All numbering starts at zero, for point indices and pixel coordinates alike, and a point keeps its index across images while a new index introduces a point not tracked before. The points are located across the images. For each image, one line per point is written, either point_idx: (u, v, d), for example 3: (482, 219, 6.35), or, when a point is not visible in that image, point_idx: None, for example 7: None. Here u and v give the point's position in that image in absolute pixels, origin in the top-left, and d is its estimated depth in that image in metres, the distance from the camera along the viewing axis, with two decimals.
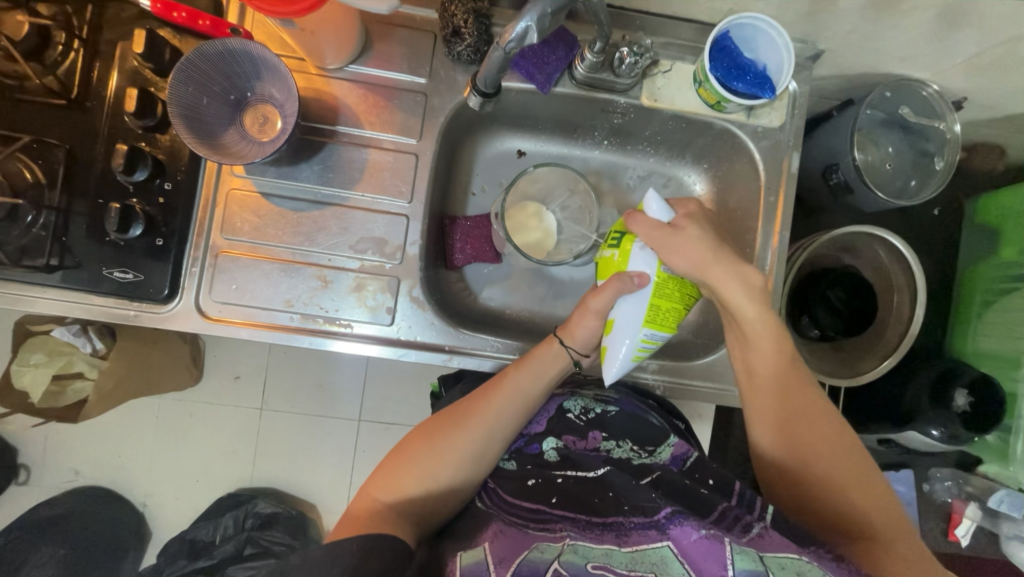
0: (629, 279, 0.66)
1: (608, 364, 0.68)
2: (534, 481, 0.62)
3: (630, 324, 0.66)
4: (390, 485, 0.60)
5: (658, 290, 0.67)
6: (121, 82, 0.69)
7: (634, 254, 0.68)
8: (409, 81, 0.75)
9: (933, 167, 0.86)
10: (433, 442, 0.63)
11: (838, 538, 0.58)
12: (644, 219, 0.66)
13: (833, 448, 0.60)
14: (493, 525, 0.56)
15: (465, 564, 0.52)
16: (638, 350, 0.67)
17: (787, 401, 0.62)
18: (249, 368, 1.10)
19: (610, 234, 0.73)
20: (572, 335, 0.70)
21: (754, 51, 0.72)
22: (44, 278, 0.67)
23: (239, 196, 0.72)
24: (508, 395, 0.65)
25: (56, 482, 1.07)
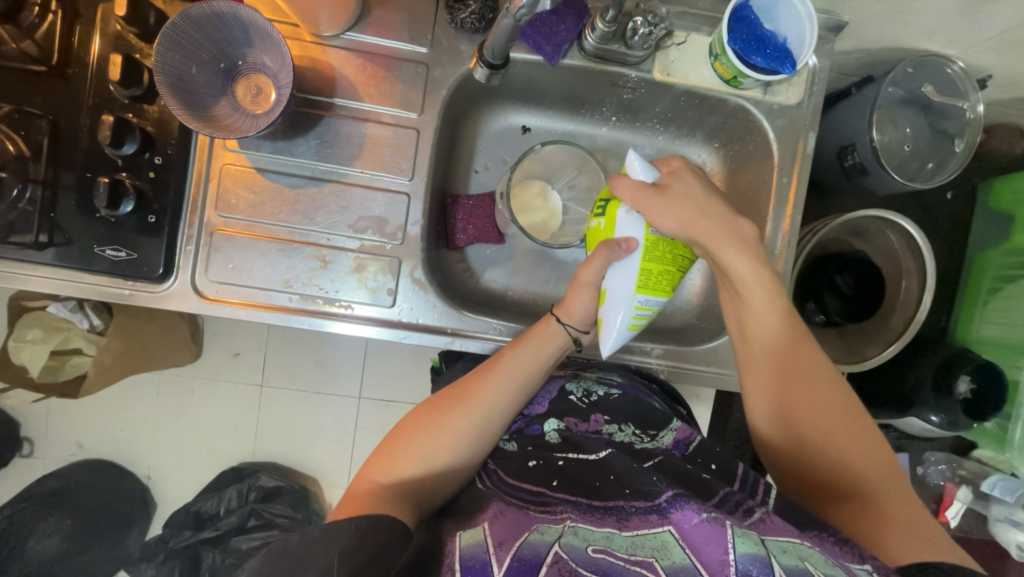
0: (617, 245, 0.64)
1: (604, 335, 0.66)
2: (535, 463, 0.62)
3: (623, 292, 0.64)
4: (389, 467, 0.60)
5: (648, 253, 0.64)
6: (103, 47, 0.65)
7: (620, 219, 0.66)
8: (409, 50, 0.71)
9: (952, 149, 0.83)
10: (432, 423, 0.62)
11: (835, 504, 0.56)
12: (628, 182, 0.64)
13: (830, 410, 0.58)
14: (494, 505, 0.56)
15: (464, 545, 0.50)
16: (634, 318, 0.65)
17: (783, 364, 0.60)
18: (248, 346, 1.09)
19: (597, 202, 0.71)
20: (569, 313, 0.69)
21: (775, 22, 0.68)
22: (34, 256, 0.65)
23: (234, 171, 0.69)
24: (507, 375, 0.64)
25: (58, 456, 1.07)
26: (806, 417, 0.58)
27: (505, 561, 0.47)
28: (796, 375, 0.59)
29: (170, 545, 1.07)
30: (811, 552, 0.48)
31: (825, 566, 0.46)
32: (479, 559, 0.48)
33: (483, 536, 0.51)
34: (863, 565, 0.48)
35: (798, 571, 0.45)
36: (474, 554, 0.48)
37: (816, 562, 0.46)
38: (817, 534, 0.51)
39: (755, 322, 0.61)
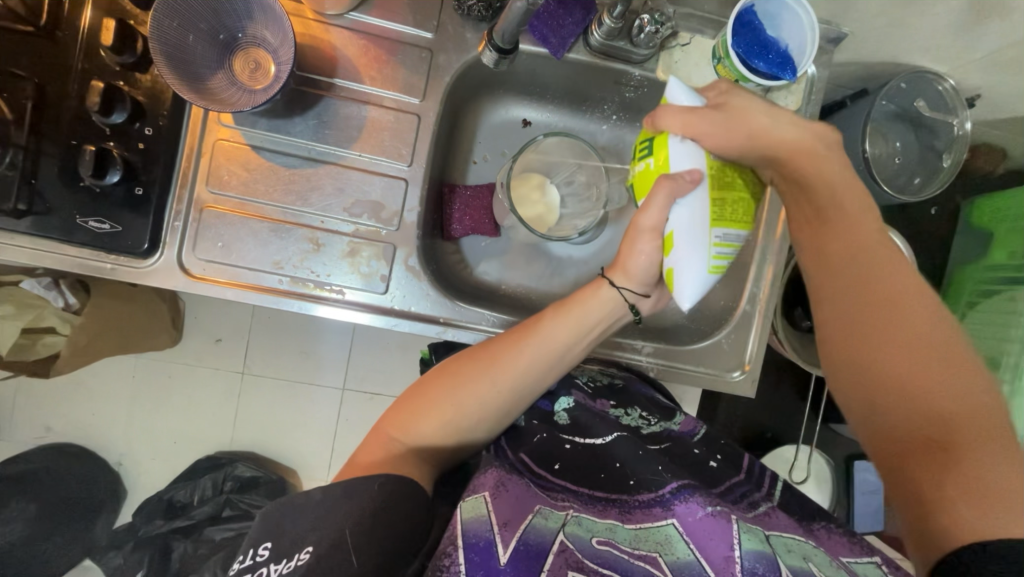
0: (681, 178, 0.56)
1: (680, 286, 0.58)
2: (539, 438, 0.63)
3: (693, 231, 0.56)
4: (407, 425, 0.60)
5: (716, 182, 0.56)
6: (96, 12, 0.63)
7: (674, 150, 0.57)
8: (414, 35, 0.71)
9: (940, 165, 0.86)
10: (458, 384, 0.61)
11: (907, 441, 0.48)
12: (674, 112, 0.56)
13: (924, 353, 0.50)
14: (493, 473, 0.53)
15: (467, 518, 0.48)
16: (714, 259, 0.56)
17: (865, 281, 0.55)
18: (231, 331, 1.07)
19: (639, 145, 0.62)
20: (624, 272, 0.64)
21: (778, 29, 0.69)
22: (11, 223, 0.63)
23: (227, 147, 0.68)
24: (542, 346, 0.63)
25: (26, 437, 1.03)
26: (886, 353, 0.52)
27: (511, 544, 0.46)
28: (883, 312, 0.53)
29: (140, 533, 1.04)
30: (814, 548, 0.50)
31: (828, 566, 0.47)
32: (485, 538, 0.46)
33: (487, 511, 0.49)
34: (870, 558, 0.50)
35: (801, 569, 0.46)
36: (478, 531, 0.47)
37: (819, 561, 0.48)
38: (824, 527, 0.54)
39: (842, 259, 0.56)
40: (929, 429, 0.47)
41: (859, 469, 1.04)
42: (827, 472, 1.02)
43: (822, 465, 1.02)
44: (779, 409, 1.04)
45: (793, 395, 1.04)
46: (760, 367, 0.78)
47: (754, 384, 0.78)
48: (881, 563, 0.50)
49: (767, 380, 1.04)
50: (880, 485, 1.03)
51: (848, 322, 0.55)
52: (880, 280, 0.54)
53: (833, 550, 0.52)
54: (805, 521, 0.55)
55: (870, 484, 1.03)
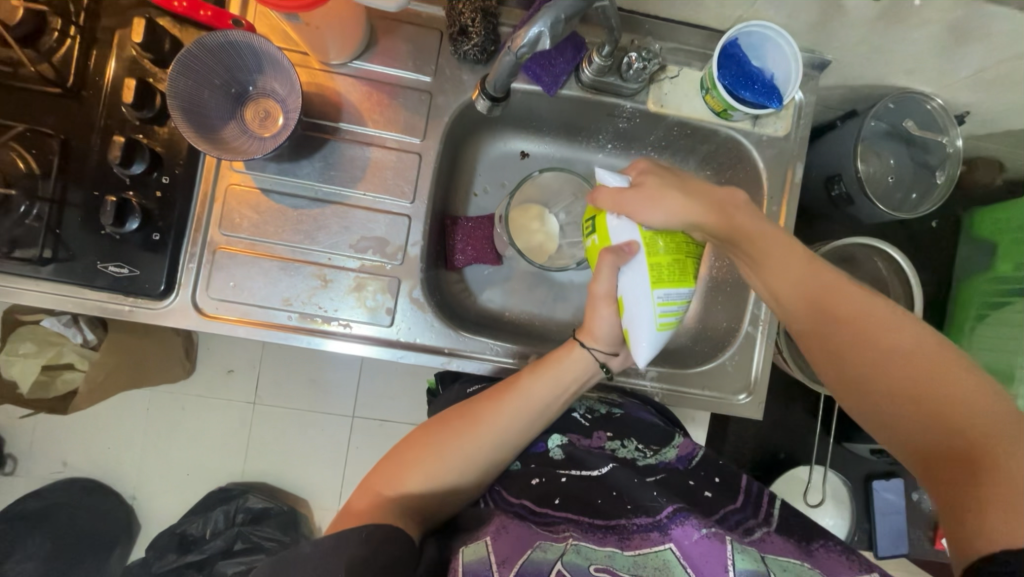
0: (619, 250, 0.61)
1: (635, 345, 0.63)
2: (538, 480, 0.62)
3: (637, 294, 0.61)
4: (395, 482, 0.60)
5: (654, 248, 0.61)
6: (118, 71, 0.67)
7: (613, 228, 0.62)
8: (413, 79, 0.74)
9: (934, 181, 0.88)
10: (442, 445, 0.61)
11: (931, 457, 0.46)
12: (607, 190, 0.62)
13: (908, 369, 0.48)
14: (496, 518, 0.55)
15: (468, 561, 0.50)
16: (661, 317, 0.62)
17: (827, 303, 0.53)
18: (243, 362, 1.09)
19: (585, 222, 0.69)
20: (594, 335, 0.68)
21: (763, 59, 0.72)
22: (36, 271, 0.66)
23: (239, 191, 0.71)
24: (519, 402, 0.64)
25: (42, 474, 1.05)
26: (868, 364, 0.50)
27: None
28: (850, 322, 0.52)
29: (153, 568, 1.04)
30: (809, 572, 0.49)
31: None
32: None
33: (488, 552, 0.50)
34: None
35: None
36: (475, 570, 0.49)
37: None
38: (822, 548, 0.52)
39: (787, 273, 0.56)
40: (938, 436, 0.46)
41: (877, 489, 1.01)
42: (844, 492, 0.99)
43: (839, 485, 0.99)
44: (790, 428, 1.03)
45: (804, 414, 1.03)
46: (765, 389, 0.78)
47: (761, 407, 0.78)
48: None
49: (777, 399, 1.03)
50: (900, 504, 1.00)
51: (821, 337, 0.53)
52: (831, 289, 0.54)
53: (832, 573, 0.50)
54: (803, 542, 0.53)
55: (890, 504, 1.01)
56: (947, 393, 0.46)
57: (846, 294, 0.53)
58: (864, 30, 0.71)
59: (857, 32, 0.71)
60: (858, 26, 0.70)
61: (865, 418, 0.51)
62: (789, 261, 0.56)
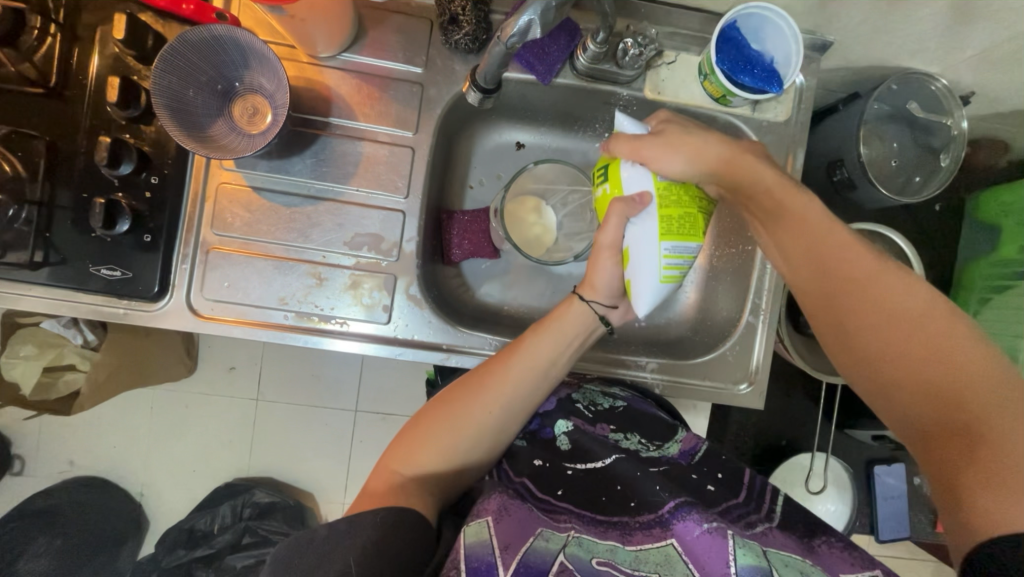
0: (631, 199, 0.61)
1: (636, 296, 0.63)
2: (539, 462, 0.64)
3: (644, 245, 0.61)
4: (408, 458, 0.60)
5: (665, 199, 0.60)
6: (101, 69, 0.66)
7: (625, 178, 0.62)
8: (404, 71, 0.73)
9: (939, 164, 0.85)
10: (451, 415, 0.61)
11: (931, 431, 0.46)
12: (624, 138, 0.62)
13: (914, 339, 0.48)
14: (496, 498, 0.54)
15: (469, 544, 0.48)
16: (666, 269, 0.61)
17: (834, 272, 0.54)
18: (244, 359, 1.08)
19: (597, 172, 0.68)
20: (594, 288, 0.67)
21: (761, 43, 0.69)
22: (29, 276, 0.65)
23: (230, 190, 0.70)
24: (529, 367, 0.64)
25: (49, 474, 1.06)
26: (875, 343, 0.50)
27: (512, 565, 0.46)
28: (861, 300, 0.52)
29: (163, 564, 1.05)
30: (811, 567, 0.49)
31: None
32: (485, 561, 0.46)
33: (489, 535, 0.49)
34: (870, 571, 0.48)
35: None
36: (479, 555, 0.47)
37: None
38: (824, 543, 0.52)
39: (799, 238, 0.56)
40: (941, 415, 0.46)
41: (880, 474, 1.01)
42: (846, 477, 0.99)
43: (841, 471, 0.99)
44: (791, 416, 1.03)
45: (806, 401, 1.03)
46: (766, 379, 0.78)
47: (761, 396, 0.78)
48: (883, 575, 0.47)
49: (778, 387, 1.02)
50: (902, 488, 1.01)
51: (830, 315, 0.54)
52: (845, 265, 0.54)
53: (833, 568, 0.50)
54: (805, 536, 0.54)
55: (892, 489, 1.01)
56: (954, 372, 0.46)
57: (859, 270, 0.53)
58: (866, 10, 0.69)
59: (858, 12, 0.69)
60: (860, 6, 0.68)
61: (870, 396, 0.52)
62: (804, 239, 0.56)
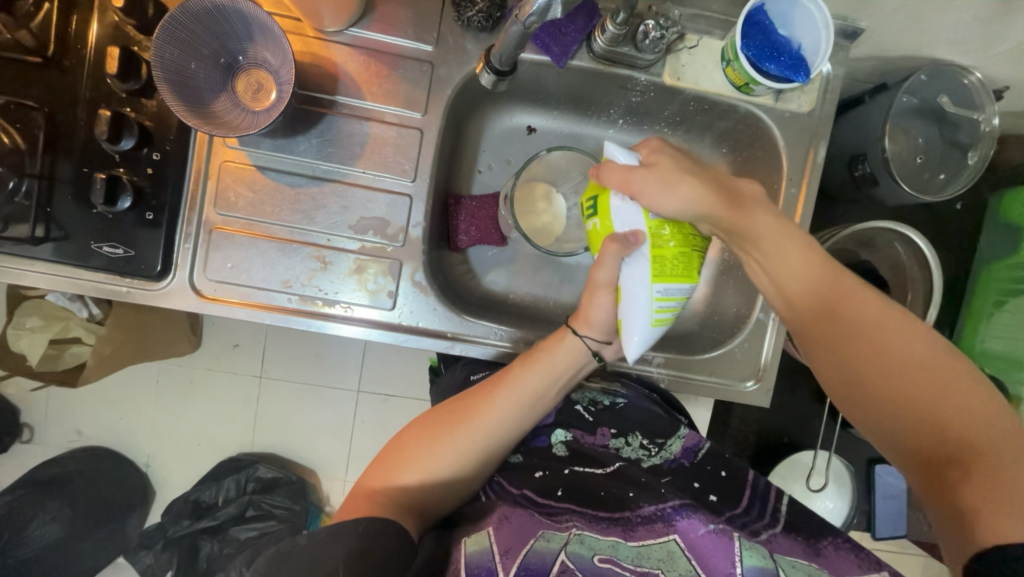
0: (625, 238, 0.60)
1: (626, 337, 0.62)
2: (541, 473, 0.62)
3: (638, 288, 0.61)
4: (391, 474, 0.61)
5: (658, 242, 0.60)
6: (100, 38, 0.63)
7: (617, 211, 0.60)
8: (414, 48, 0.70)
9: (966, 161, 0.82)
10: (435, 438, 0.62)
11: (934, 463, 0.45)
12: (617, 167, 0.59)
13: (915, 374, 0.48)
14: (496, 509, 0.55)
15: (470, 552, 0.50)
16: (655, 313, 0.61)
17: (830, 311, 0.53)
18: (248, 338, 1.08)
19: (585, 203, 0.66)
20: (586, 322, 0.67)
21: (790, 28, 0.66)
22: (32, 251, 0.64)
23: (234, 168, 0.68)
24: (515, 393, 0.63)
25: (57, 443, 1.07)
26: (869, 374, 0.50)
27: (512, 569, 0.46)
28: (854, 331, 0.51)
29: (169, 533, 1.07)
30: (818, 570, 0.49)
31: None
32: (485, 567, 0.48)
33: (490, 541, 0.50)
34: (879, 574, 0.47)
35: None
36: (480, 562, 0.48)
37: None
38: (830, 544, 0.52)
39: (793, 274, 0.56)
40: (942, 448, 0.45)
41: (880, 472, 1.01)
42: (846, 475, 0.99)
43: (842, 468, 1.00)
44: (795, 413, 1.02)
45: (810, 398, 1.02)
46: (774, 376, 0.77)
47: (768, 394, 0.77)
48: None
49: (782, 384, 1.02)
50: (901, 487, 1.01)
51: (822, 346, 0.54)
52: (833, 298, 0.54)
53: (840, 571, 0.49)
54: (812, 540, 0.53)
55: (891, 488, 1.01)
56: (956, 408, 0.45)
57: (858, 308, 0.52)
58: None
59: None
60: None
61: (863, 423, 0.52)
62: (799, 272, 0.55)
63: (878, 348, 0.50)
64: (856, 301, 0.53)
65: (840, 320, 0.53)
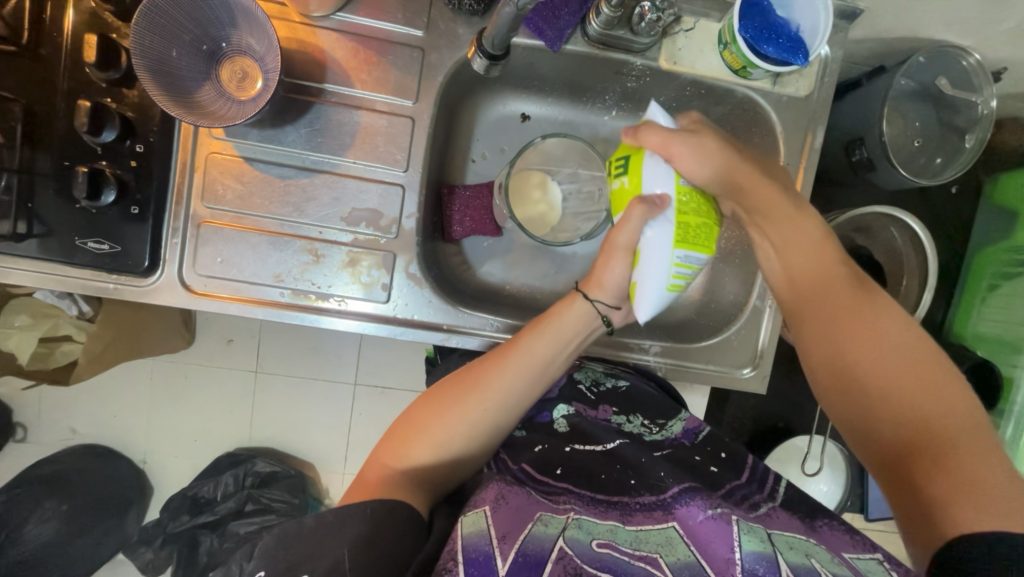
0: (651, 199, 0.59)
1: (639, 301, 0.60)
2: (540, 448, 0.62)
3: (659, 249, 0.59)
4: (401, 453, 0.59)
5: (682, 207, 0.59)
6: (76, 25, 0.61)
7: (646, 173, 0.60)
8: (404, 34, 0.68)
9: (962, 145, 0.82)
10: (445, 412, 0.60)
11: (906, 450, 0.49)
12: (656, 129, 0.60)
13: (899, 369, 0.52)
14: (494, 487, 0.53)
15: (466, 534, 0.47)
16: (673, 278, 0.59)
17: (828, 301, 0.57)
18: (241, 332, 1.07)
19: (614, 163, 0.65)
20: (598, 286, 0.64)
21: (788, 9, 0.66)
22: (14, 248, 0.63)
23: (221, 160, 0.66)
24: (524, 359, 0.61)
25: (51, 442, 1.06)
26: (859, 365, 0.53)
27: (509, 556, 0.44)
28: (848, 321, 0.55)
29: (169, 528, 1.06)
30: (815, 546, 0.48)
31: (831, 563, 0.45)
32: (483, 552, 0.45)
33: (488, 524, 0.48)
34: (873, 554, 0.48)
35: (802, 567, 0.44)
36: (477, 545, 0.45)
37: (822, 559, 0.46)
38: (826, 525, 0.52)
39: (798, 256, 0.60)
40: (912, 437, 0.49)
41: None
42: (841, 458, 1.01)
43: (836, 451, 1.01)
44: (791, 398, 1.03)
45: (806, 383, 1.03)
46: (771, 363, 0.77)
47: (765, 380, 0.77)
48: (883, 559, 0.47)
49: (779, 370, 1.02)
50: None
51: (816, 332, 0.57)
52: (832, 291, 0.57)
53: (835, 547, 0.49)
54: (810, 518, 0.53)
55: None
56: (933, 405, 0.49)
57: (854, 301, 0.56)
58: None
59: None
60: None
61: (839, 410, 0.56)
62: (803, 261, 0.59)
63: (867, 339, 0.54)
64: (849, 294, 0.56)
65: (840, 312, 0.56)
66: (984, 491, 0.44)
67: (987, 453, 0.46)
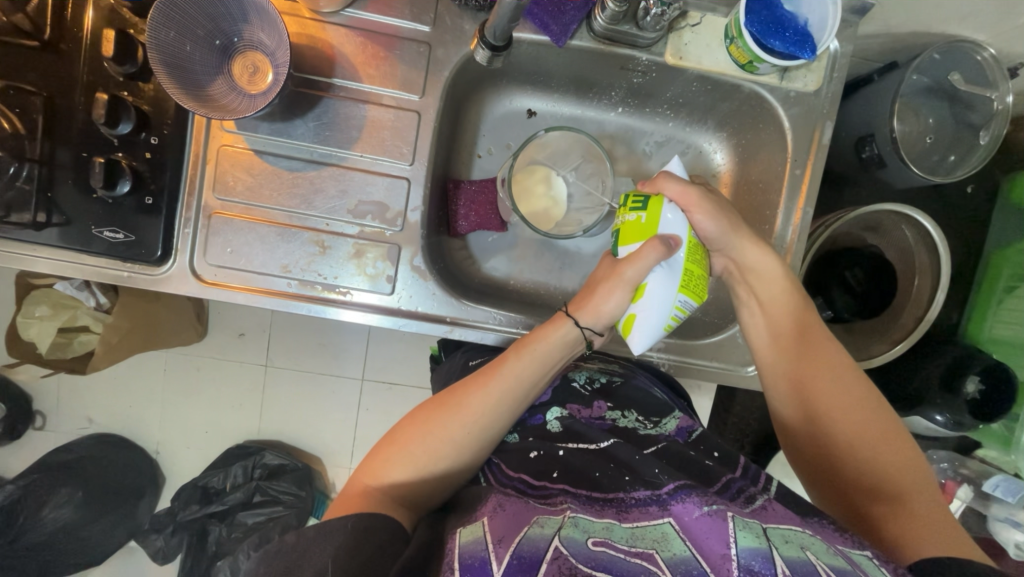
0: (667, 240, 0.61)
1: (636, 334, 0.64)
2: (536, 453, 0.61)
3: (662, 293, 0.61)
4: (382, 471, 0.58)
5: (690, 254, 0.62)
6: (97, 21, 0.63)
7: (665, 219, 0.62)
8: (411, 29, 0.69)
9: (977, 142, 0.81)
10: (427, 431, 0.59)
11: (864, 491, 0.55)
12: (677, 179, 0.64)
13: (861, 416, 0.57)
14: (493, 498, 0.53)
15: (463, 543, 0.47)
16: (671, 317, 0.62)
17: (803, 350, 0.62)
18: (252, 327, 1.09)
19: (630, 198, 0.67)
20: (594, 314, 0.63)
21: (796, 3, 0.65)
22: (34, 236, 0.65)
23: (232, 153, 0.68)
24: (506, 380, 0.61)
25: (68, 430, 1.09)
26: (832, 412, 0.58)
27: (504, 560, 0.44)
28: (821, 369, 0.60)
29: (178, 517, 1.08)
30: (810, 539, 0.46)
31: (826, 555, 0.44)
32: (479, 557, 0.45)
33: (483, 531, 0.48)
34: (863, 550, 0.46)
35: (799, 564, 0.43)
36: (473, 551, 0.45)
37: (817, 551, 0.45)
38: (818, 521, 0.49)
39: (774, 312, 0.64)
40: (873, 478, 0.55)
41: None
42: None
43: None
44: None
45: None
46: None
47: None
48: (874, 556, 0.46)
49: None
50: None
51: (790, 378, 0.62)
52: (806, 339, 0.62)
53: (833, 542, 0.47)
54: (800, 514, 0.51)
55: None
56: (889, 453, 0.55)
57: (825, 352, 0.61)
58: None
59: None
60: None
61: (807, 450, 0.60)
62: (778, 313, 0.64)
63: (838, 388, 0.59)
64: (820, 344, 0.62)
65: (812, 360, 0.61)
66: (930, 526, 0.50)
67: (931, 495, 0.53)
